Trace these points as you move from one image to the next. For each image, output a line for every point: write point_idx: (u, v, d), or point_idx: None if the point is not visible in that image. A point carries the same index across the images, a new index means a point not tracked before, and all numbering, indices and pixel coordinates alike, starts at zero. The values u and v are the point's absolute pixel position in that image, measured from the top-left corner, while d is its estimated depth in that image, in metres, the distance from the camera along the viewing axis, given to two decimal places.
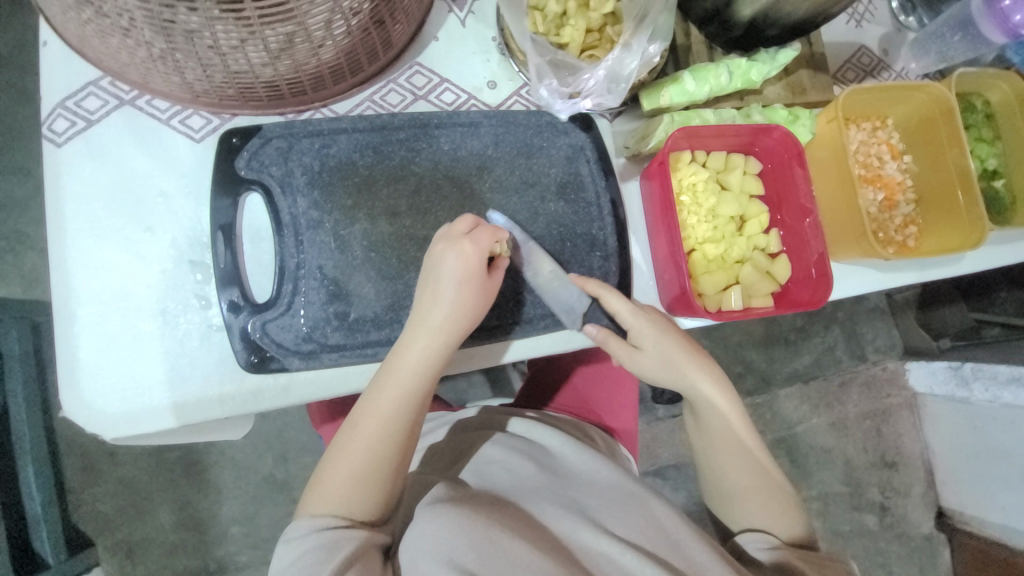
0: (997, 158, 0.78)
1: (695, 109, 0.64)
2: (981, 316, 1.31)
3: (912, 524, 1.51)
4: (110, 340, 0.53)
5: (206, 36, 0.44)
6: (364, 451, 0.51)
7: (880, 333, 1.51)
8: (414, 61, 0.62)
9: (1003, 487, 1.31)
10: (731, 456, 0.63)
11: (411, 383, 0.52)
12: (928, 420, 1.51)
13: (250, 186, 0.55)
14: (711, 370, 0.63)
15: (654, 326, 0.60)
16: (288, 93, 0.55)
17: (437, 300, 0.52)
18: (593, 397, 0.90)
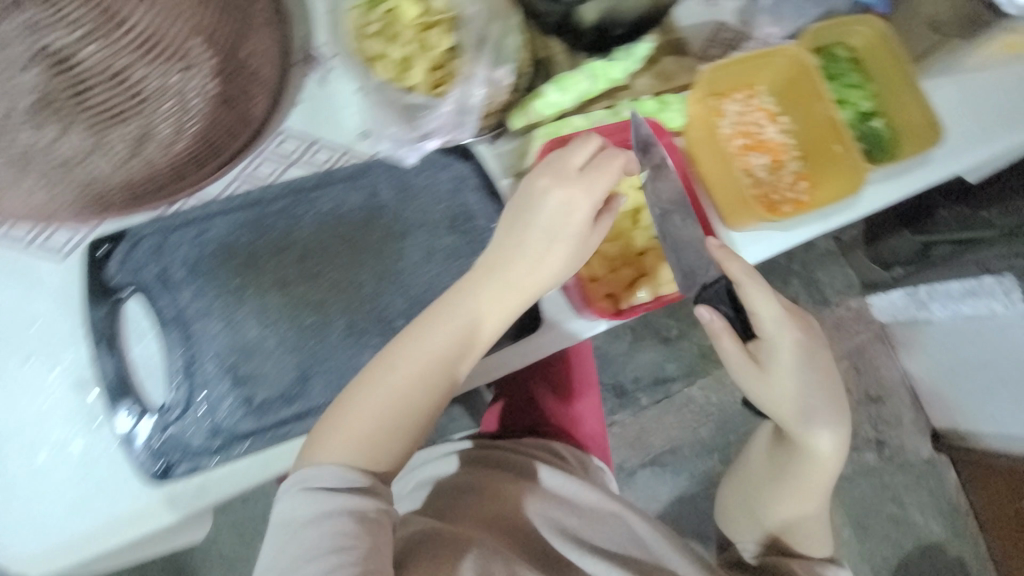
0: (871, 99, 0.80)
1: (565, 117, 0.66)
2: (928, 237, 1.35)
3: (907, 450, 1.70)
4: (16, 482, 0.52)
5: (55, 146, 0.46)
6: (381, 409, 0.51)
7: (836, 276, 1.73)
8: (282, 129, 0.62)
9: (989, 397, 1.43)
10: (797, 486, 0.68)
11: (476, 336, 0.54)
12: (901, 347, 1.71)
13: (126, 292, 0.54)
14: (830, 417, 0.63)
15: (800, 355, 0.60)
16: (147, 191, 0.54)
17: (527, 241, 0.54)
18: (558, 412, 0.92)
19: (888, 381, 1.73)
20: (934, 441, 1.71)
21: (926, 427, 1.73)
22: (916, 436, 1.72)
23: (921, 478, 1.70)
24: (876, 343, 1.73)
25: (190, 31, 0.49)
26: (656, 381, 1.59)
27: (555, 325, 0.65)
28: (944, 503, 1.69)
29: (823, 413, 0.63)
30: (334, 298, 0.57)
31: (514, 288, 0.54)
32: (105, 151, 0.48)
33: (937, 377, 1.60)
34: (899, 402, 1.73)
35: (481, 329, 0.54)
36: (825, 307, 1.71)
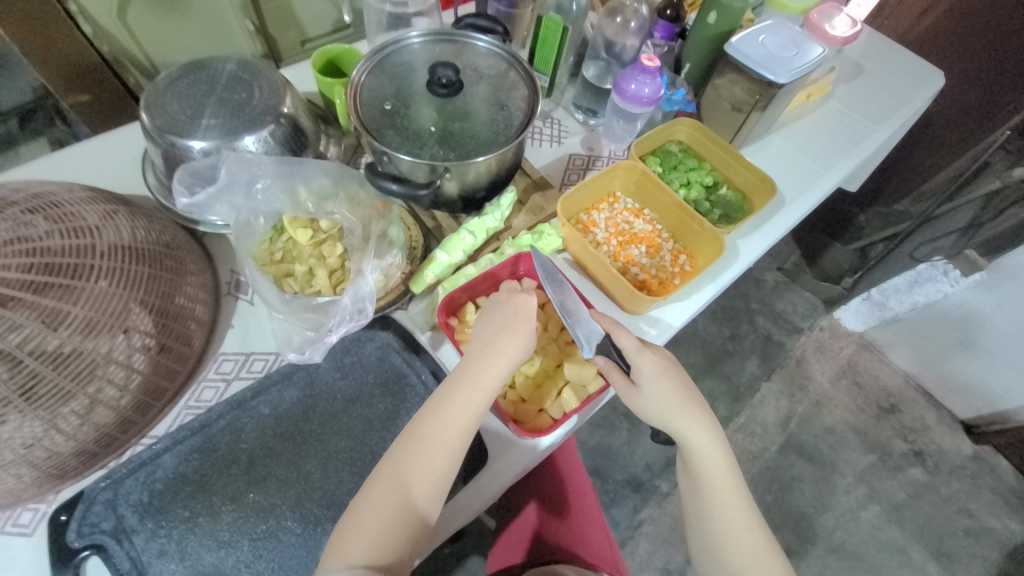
0: (713, 173, 0.96)
1: (459, 269, 0.77)
2: (858, 242, 1.70)
3: (953, 453, 1.62)
4: None
5: (8, 442, 0.53)
6: (388, 504, 0.55)
7: (794, 302, 1.80)
8: (220, 352, 0.71)
9: (988, 373, 1.48)
10: (723, 505, 0.65)
11: (462, 423, 0.58)
12: (886, 349, 1.71)
13: (84, 554, 0.56)
14: (704, 417, 0.66)
15: (660, 370, 0.65)
16: (101, 447, 0.61)
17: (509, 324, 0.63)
18: (557, 532, 0.86)
19: (894, 387, 1.70)
20: (969, 433, 1.63)
21: (954, 421, 1.66)
22: (950, 434, 1.64)
23: (978, 479, 1.58)
24: (863, 353, 1.74)
25: (133, 297, 0.59)
26: (669, 462, 1.53)
27: (502, 455, 0.68)
28: (1013, 496, 1.56)
29: (698, 415, 0.65)
30: (285, 496, 0.61)
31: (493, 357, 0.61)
32: (66, 416, 0.56)
33: (933, 369, 1.62)
34: (915, 405, 1.68)
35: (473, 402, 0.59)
36: (799, 334, 1.76)
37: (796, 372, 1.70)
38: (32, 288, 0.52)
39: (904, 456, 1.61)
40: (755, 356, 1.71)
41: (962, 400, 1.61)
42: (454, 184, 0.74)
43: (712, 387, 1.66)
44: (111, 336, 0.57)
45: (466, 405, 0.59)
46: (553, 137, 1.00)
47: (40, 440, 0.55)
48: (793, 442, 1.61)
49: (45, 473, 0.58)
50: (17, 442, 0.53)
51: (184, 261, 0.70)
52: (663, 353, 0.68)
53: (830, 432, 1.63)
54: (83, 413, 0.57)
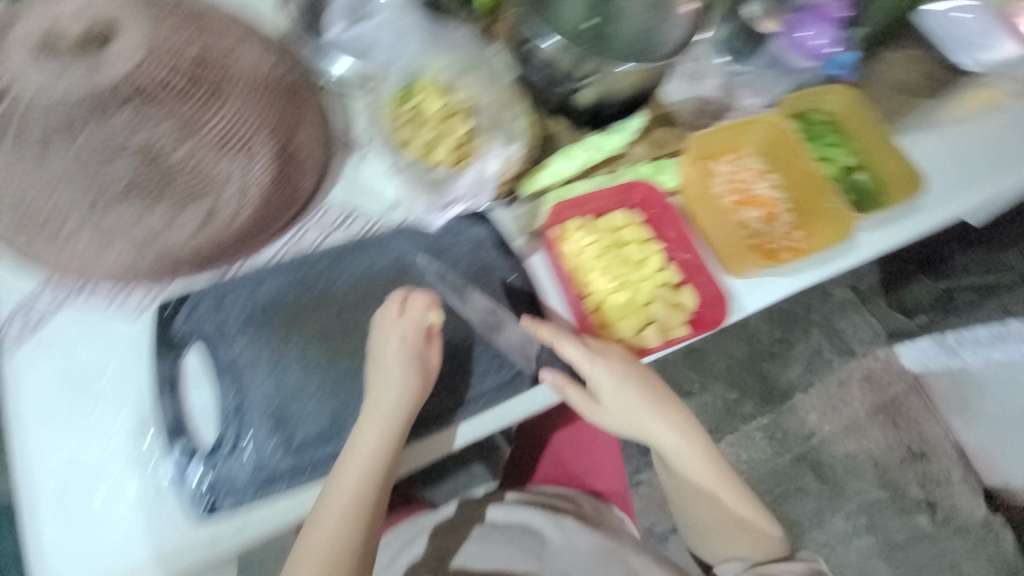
0: (852, 156, 0.87)
1: (569, 183, 0.74)
2: (945, 284, 1.41)
3: (965, 514, 1.56)
4: (77, 517, 0.56)
5: (141, 225, 0.58)
6: (329, 531, 0.58)
7: (858, 325, 1.70)
8: (324, 201, 0.72)
9: None
10: (695, 488, 0.75)
11: (375, 455, 0.58)
12: (938, 399, 1.61)
13: (188, 344, 0.61)
14: (673, 416, 0.71)
15: (620, 386, 0.66)
16: (211, 258, 0.64)
17: (385, 386, 0.59)
18: (572, 463, 0.91)
19: (931, 435, 1.61)
20: (989, 501, 1.57)
21: (978, 485, 1.58)
22: (969, 496, 1.57)
23: (980, 544, 1.53)
24: (911, 395, 1.63)
25: (254, 128, 0.61)
26: None
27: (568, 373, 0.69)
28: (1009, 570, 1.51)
29: (667, 417, 0.71)
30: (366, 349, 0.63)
31: (380, 407, 0.58)
32: (183, 221, 0.59)
33: (980, 431, 1.51)
34: (946, 459, 1.59)
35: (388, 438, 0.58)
36: (851, 358, 1.67)
37: (836, 393, 1.64)
38: (170, 100, 0.56)
39: (915, 503, 1.56)
40: (798, 365, 1.66)
41: (996, 467, 1.52)
42: (593, 92, 0.70)
43: (747, 384, 1.63)
44: (228, 159, 0.59)
45: (364, 450, 0.58)
46: (691, 72, 0.90)
47: (167, 232, 0.59)
48: (809, 457, 1.58)
49: (160, 266, 0.61)
50: (149, 227, 0.58)
51: (304, 107, 0.68)
52: (624, 352, 0.67)
53: (849, 458, 1.59)
54: (197, 226, 0.60)
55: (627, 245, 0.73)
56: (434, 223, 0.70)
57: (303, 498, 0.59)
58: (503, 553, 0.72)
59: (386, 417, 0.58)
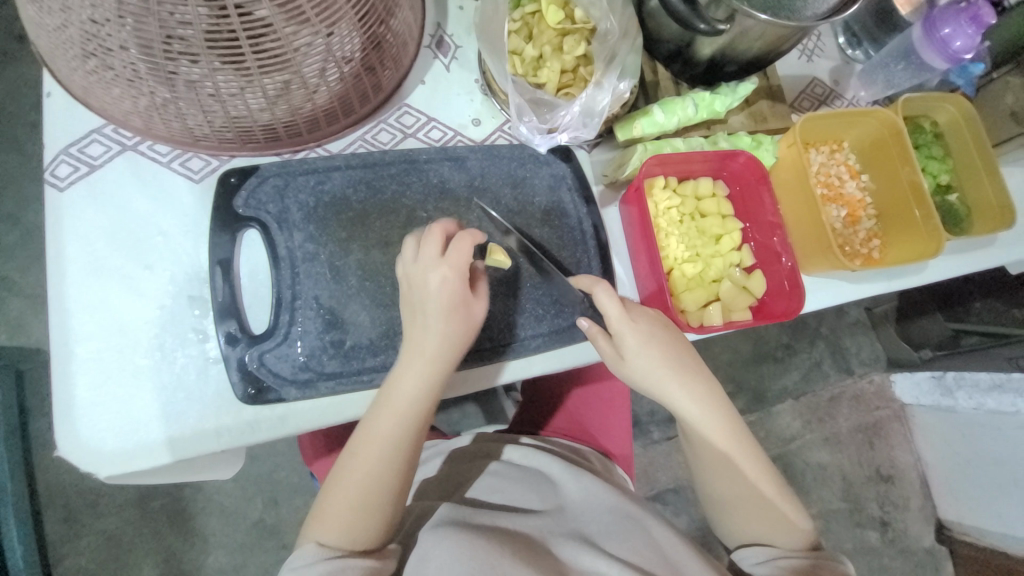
0: (948, 173, 0.82)
1: (665, 138, 0.69)
2: (958, 325, 1.32)
3: (913, 539, 1.52)
4: (107, 377, 0.53)
5: (209, 84, 0.50)
6: (356, 488, 0.53)
7: (863, 346, 1.55)
8: (403, 102, 0.67)
9: (1000, 495, 1.33)
10: (722, 472, 0.62)
11: (410, 404, 0.54)
12: (919, 431, 1.53)
13: (248, 223, 0.57)
14: (700, 384, 0.61)
15: (644, 342, 0.58)
16: (285, 135, 0.58)
17: (426, 329, 0.54)
18: (588, 419, 0.86)
19: (901, 461, 1.54)
20: (937, 532, 1.52)
21: (931, 516, 1.54)
22: (920, 523, 1.53)
23: (919, 568, 1.51)
24: (893, 421, 1.55)
25: (349, 1, 0.50)
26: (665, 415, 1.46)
27: None
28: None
29: (684, 379, 0.60)
30: None
31: (422, 350, 0.54)
32: (258, 89, 0.51)
33: (958, 469, 1.43)
34: (908, 485, 1.54)
35: (425, 384, 0.54)
36: (847, 377, 1.54)
37: (823, 407, 1.51)
38: None
39: (870, 519, 1.51)
40: (796, 372, 1.51)
41: (953, 503, 1.47)
42: (717, 43, 0.63)
43: (743, 377, 1.49)
44: (314, 33, 0.50)
45: (404, 393, 0.54)
46: (806, 48, 0.84)
47: (237, 99, 0.52)
48: (785, 458, 1.48)
49: (227, 134, 0.55)
50: (216, 87, 0.50)
51: None
52: (654, 316, 0.61)
53: (822, 469, 1.50)
54: (272, 96, 0.53)
55: (708, 217, 0.69)
56: (541, 149, 0.66)
57: (339, 411, 0.56)
58: (512, 491, 0.63)
59: (427, 365, 0.54)
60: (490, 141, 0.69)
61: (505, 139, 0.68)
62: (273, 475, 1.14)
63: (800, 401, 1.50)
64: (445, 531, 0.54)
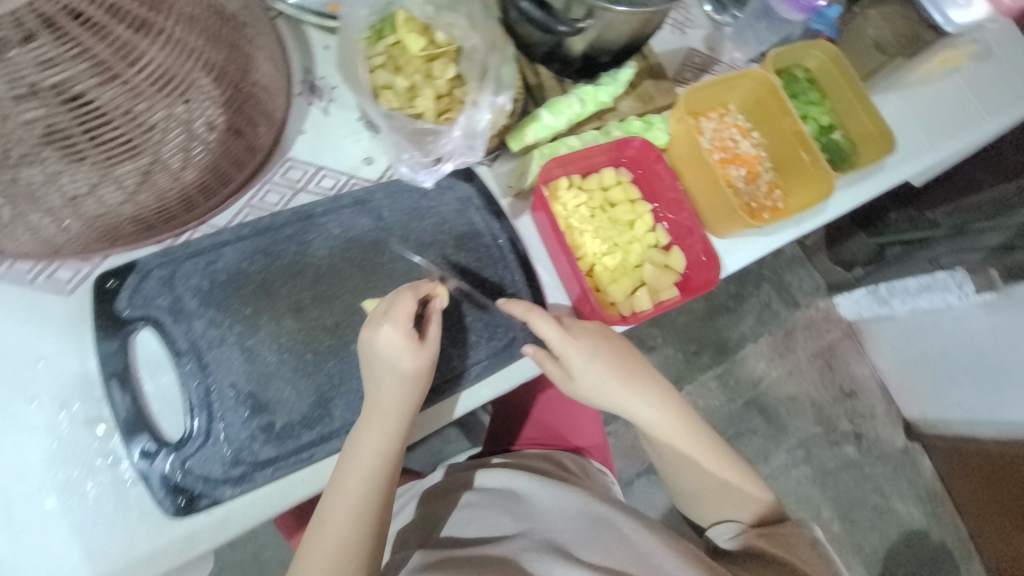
0: (828, 115, 0.87)
1: (559, 138, 0.69)
2: (880, 238, 1.39)
3: (886, 443, 1.61)
4: (12, 529, 0.48)
5: (55, 188, 0.45)
6: (328, 565, 0.50)
7: (803, 278, 1.62)
8: (287, 157, 0.64)
9: (951, 384, 1.41)
10: (683, 463, 0.63)
11: (380, 464, 0.52)
12: (870, 343, 1.60)
13: (137, 324, 0.53)
14: (649, 388, 0.64)
15: (588, 356, 0.60)
16: (160, 221, 0.54)
17: (379, 380, 0.53)
18: (558, 423, 0.86)
19: (861, 375, 1.63)
20: (907, 432, 1.61)
21: (898, 419, 1.62)
22: (890, 427, 1.62)
23: (899, 469, 1.59)
24: (846, 340, 1.62)
25: (195, 68, 0.47)
26: None
27: None
28: (923, 491, 1.59)
29: (636, 387, 0.63)
30: (351, 320, 0.58)
31: (380, 403, 0.52)
32: (115, 182, 0.47)
33: (910, 372, 1.51)
34: (871, 396, 1.62)
35: (391, 436, 0.53)
36: (795, 309, 1.60)
37: (782, 341, 1.58)
38: (72, 26, 0.39)
39: (845, 435, 1.58)
40: (751, 316, 1.57)
41: (912, 401, 1.56)
42: (586, 39, 0.64)
43: (703, 334, 1.54)
44: (166, 108, 0.46)
45: (369, 451, 0.52)
46: (676, 22, 0.87)
47: (91, 196, 0.47)
48: (758, 401, 1.54)
49: (91, 235, 0.51)
50: (65, 190, 0.46)
51: (250, 32, 0.55)
52: (593, 329, 0.62)
53: (792, 400, 1.57)
54: (133, 187, 0.49)
55: (618, 205, 0.70)
56: (427, 184, 0.64)
57: (288, 489, 0.53)
58: (488, 518, 0.62)
59: (391, 422, 0.53)
60: (387, 178, 0.67)
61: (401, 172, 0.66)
62: (259, 556, 1.02)
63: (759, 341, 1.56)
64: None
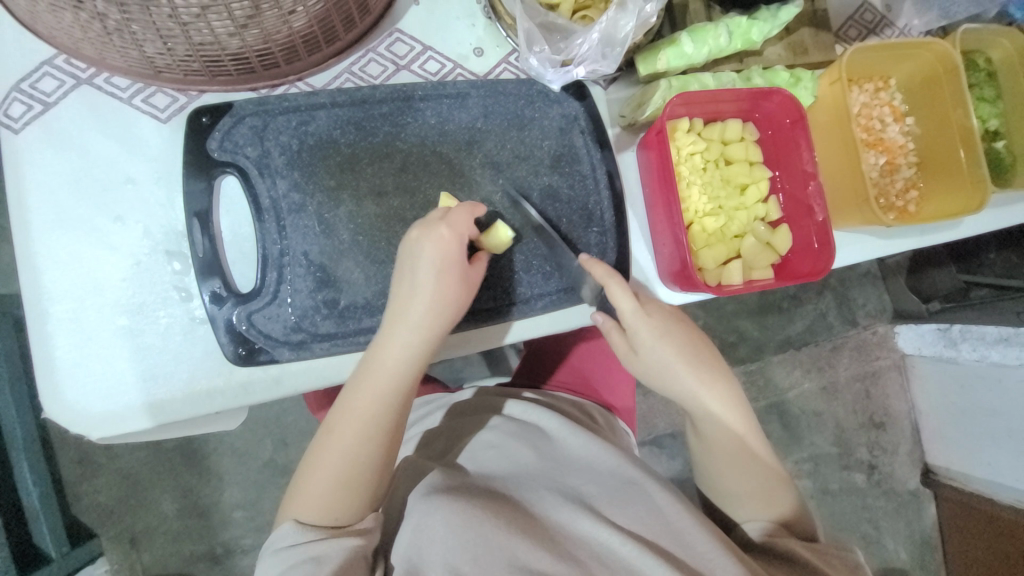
0: (998, 118, 0.72)
1: (692, 73, 0.60)
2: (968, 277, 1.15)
3: (899, 482, 1.35)
4: (86, 337, 0.50)
5: (167, 4, 0.39)
6: (337, 465, 0.50)
7: (871, 297, 1.34)
8: (393, 28, 0.59)
9: (991, 444, 1.17)
10: (733, 462, 0.59)
11: (396, 380, 0.51)
12: (918, 380, 1.33)
13: (224, 169, 0.52)
14: (716, 383, 0.60)
15: (659, 333, 0.58)
16: (260, 66, 0.50)
17: (412, 298, 0.51)
18: (593, 374, 0.83)
19: (897, 408, 1.35)
20: (922, 476, 1.36)
21: (918, 461, 1.36)
22: (907, 467, 1.36)
23: (902, 509, 1.35)
24: (892, 370, 1.35)
25: None
26: None
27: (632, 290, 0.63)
28: (917, 535, 1.35)
29: (703, 376, 0.59)
30: None
31: (410, 318, 0.51)
32: (225, 10, 0.41)
33: (952, 421, 1.25)
34: (899, 432, 1.36)
35: (414, 354, 0.51)
36: (852, 328, 1.33)
37: (825, 355, 1.32)
38: None
39: (857, 463, 1.34)
40: (801, 322, 1.31)
41: (942, 449, 1.30)
42: None
43: (747, 327, 1.29)
44: None
45: (386, 369, 0.51)
46: None
47: (199, 22, 0.42)
48: (780, 407, 1.30)
49: (191, 65, 0.47)
50: (174, 7, 0.40)
51: None
52: (669, 312, 0.60)
53: (816, 416, 1.32)
54: (241, 22, 0.44)
55: (734, 163, 0.62)
56: (554, 86, 0.58)
57: (339, 366, 0.54)
58: (512, 447, 0.61)
59: (417, 337, 0.51)
60: (494, 76, 0.61)
61: (511, 73, 0.60)
62: (281, 418, 1.09)
63: (802, 350, 1.30)
64: (436, 499, 0.52)
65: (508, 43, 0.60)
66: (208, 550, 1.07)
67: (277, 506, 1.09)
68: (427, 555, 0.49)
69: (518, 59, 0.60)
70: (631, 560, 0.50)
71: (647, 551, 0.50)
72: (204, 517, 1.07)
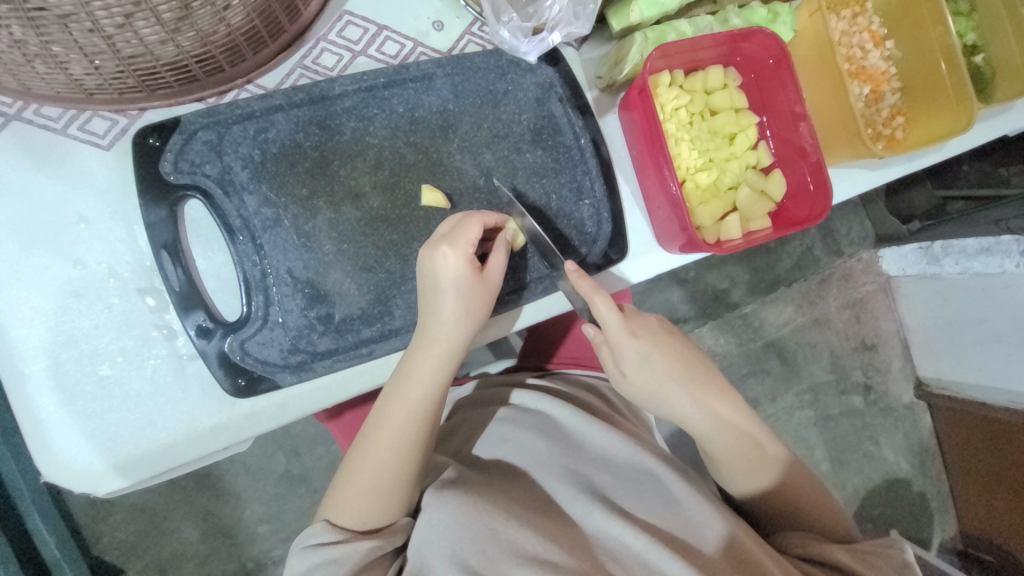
0: (975, 32, 0.70)
1: (667, 21, 0.57)
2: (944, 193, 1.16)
3: (895, 399, 1.40)
4: (70, 393, 0.47)
5: (84, 18, 0.34)
6: (374, 474, 0.50)
7: (854, 226, 1.35)
8: (342, 10, 0.54)
9: (977, 351, 1.20)
10: (743, 464, 0.58)
11: (429, 395, 0.50)
12: (904, 299, 1.36)
13: (185, 192, 0.48)
14: (710, 395, 0.58)
15: (644, 353, 0.56)
16: (202, 72, 0.46)
17: (436, 311, 0.49)
18: None
19: (886, 328, 1.39)
20: (916, 389, 1.41)
21: (910, 375, 1.41)
22: (900, 382, 1.40)
23: (899, 423, 1.40)
24: (879, 294, 1.37)
25: None
26: None
27: (635, 256, 0.61)
28: (916, 444, 1.40)
29: (698, 393, 0.58)
30: (415, 215, 0.52)
31: (439, 331, 0.49)
32: (151, 15, 0.36)
33: (939, 334, 1.29)
34: (891, 351, 1.40)
35: (444, 363, 0.50)
36: (838, 258, 1.34)
37: (815, 289, 1.33)
38: None
39: (854, 387, 1.38)
40: (790, 259, 1.32)
41: (933, 361, 1.35)
42: None
43: (739, 272, 1.29)
44: None
45: (418, 385, 0.50)
46: None
47: (124, 35, 0.37)
48: (778, 345, 1.32)
49: (126, 81, 0.43)
50: (92, 20, 0.35)
51: None
52: (654, 324, 0.59)
53: (813, 348, 1.35)
54: (172, 27, 0.39)
55: (720, 113, 0.60)
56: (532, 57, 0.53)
57: (343, 386, 0.52)
58: (525, 441, 0.60)
59: (446, 350, 0.50)
60: (458, 50, 0.56)
61: (476, 45, 0.55)
62: (290, 429, 1.08)
63: (792, 287, 1.32)
64: (448, 494, 0.51)
65: (468, 12, 0.56)
66: (240, 566, 1.07)
67: (300, 514, 1.09)
68: (435, 551, 0.48)
69: (483, 28, 0.55)
70: (646, 555, 0.50)
71: (660, 544, 0.50)
72: (229, 536, 1.06)
